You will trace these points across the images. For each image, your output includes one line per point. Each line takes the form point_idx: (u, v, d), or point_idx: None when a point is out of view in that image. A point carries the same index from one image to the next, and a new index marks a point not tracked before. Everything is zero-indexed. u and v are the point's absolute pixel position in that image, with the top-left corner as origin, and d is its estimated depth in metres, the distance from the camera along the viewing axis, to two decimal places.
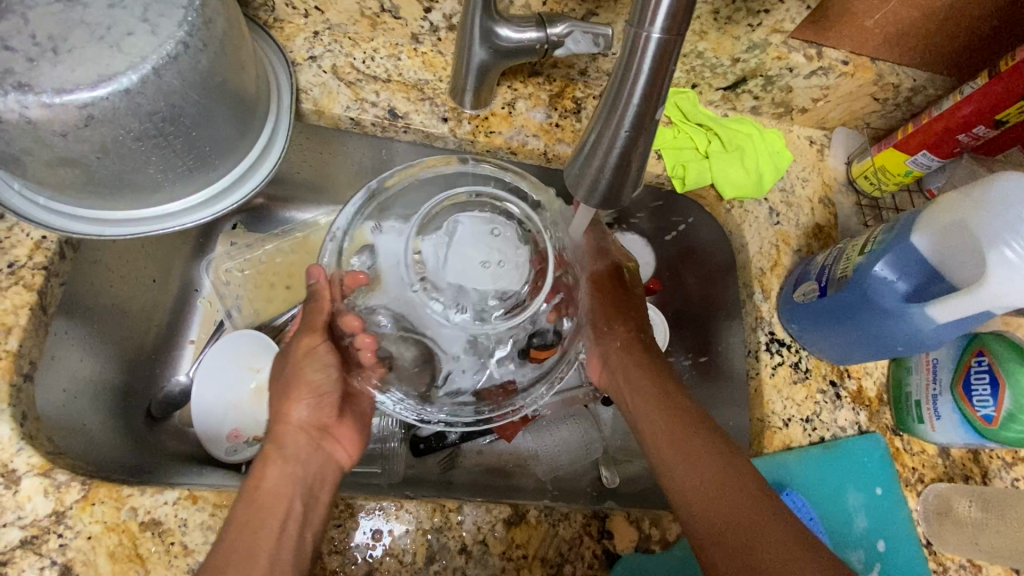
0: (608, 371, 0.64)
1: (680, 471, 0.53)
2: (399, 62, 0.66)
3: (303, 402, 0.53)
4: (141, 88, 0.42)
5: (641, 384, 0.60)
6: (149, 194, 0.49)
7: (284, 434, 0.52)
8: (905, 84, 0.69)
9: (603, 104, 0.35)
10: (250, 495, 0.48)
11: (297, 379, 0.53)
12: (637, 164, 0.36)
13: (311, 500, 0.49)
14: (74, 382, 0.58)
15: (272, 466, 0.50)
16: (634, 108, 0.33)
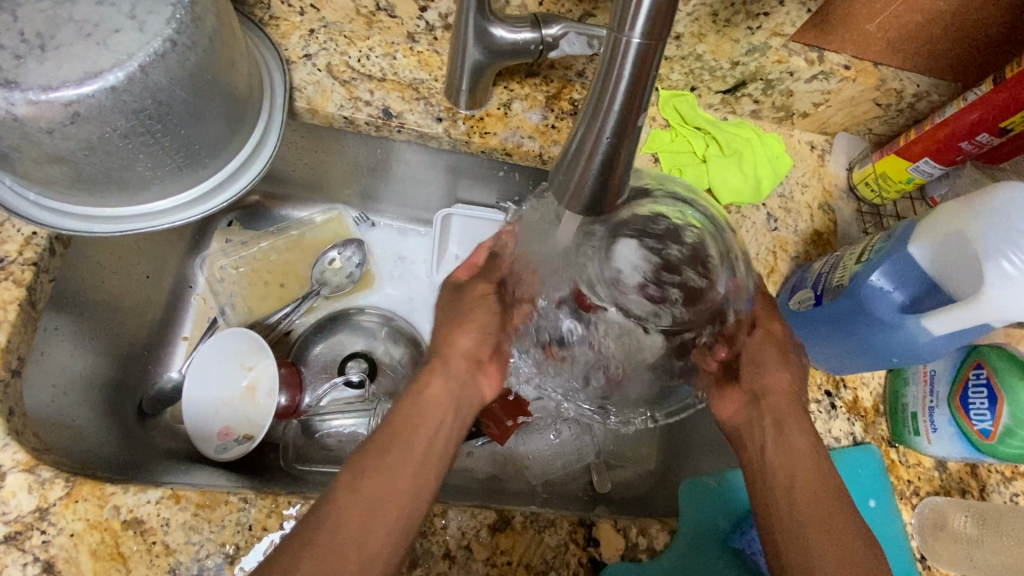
0: (751, 409, 0.57)
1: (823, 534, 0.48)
2: (394, 61, 0.66)
3: (469, 334, 0.56)
4: (127, 86, 0.42)
5: (790, 439, 0.54)
6: (138, 192, 0.49)
7: (450, 356, 0.55)
8: (908, 89, 0.68)
9: (585, 110, 0.34)
10: (415, 397, 0.53)
11: (469, 315, 0.56)
12: (621, 172, 0.35)
13: (457, 418, 0.54)
14: (63, 378, 0.58)
15: (439, 377, 0.54)
16: (616, 115, 0.33)
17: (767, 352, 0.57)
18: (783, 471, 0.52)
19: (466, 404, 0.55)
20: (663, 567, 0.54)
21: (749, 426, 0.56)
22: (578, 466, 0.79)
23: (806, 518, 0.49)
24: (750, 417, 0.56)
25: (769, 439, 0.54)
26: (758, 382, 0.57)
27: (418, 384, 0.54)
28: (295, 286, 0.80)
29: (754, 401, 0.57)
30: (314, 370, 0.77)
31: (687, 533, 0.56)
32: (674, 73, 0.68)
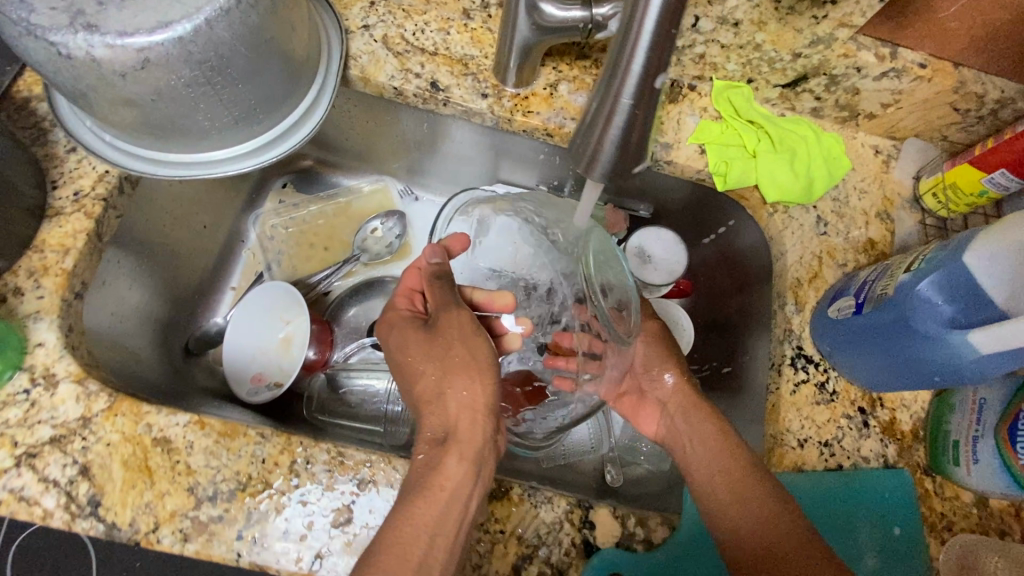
0: (664, 416, 0.64)
1: (730, 502, 0.53)
2: (447, 36, 0.67)
3: (457, 385, 0.53)
4: (193, 37, 0.45)
5: (696, 420, 0.61)
6: (199, 141, 0.53)
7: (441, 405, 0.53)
8: (990, 94, 0.62)
9: (604, 74, 0.35)
10: (428, 469, 0.49)
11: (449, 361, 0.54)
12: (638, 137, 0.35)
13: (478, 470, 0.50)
14: (120, 308, 0.64)
15: (450, 455, 0.49)
16: (634, 73, 0.33)
17: (649, 358, 0.66)
18: (695, 454, 0.58)
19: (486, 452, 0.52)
20: (657, 562, 0.53)
21: (669, 432, 0.63)
22: (591, 457, 0.79)
23: (717, 490, 0.54)
24: (666, 424, 0.63)
25: (682, 438, 0.61)
26: (657, 391, 0.65)
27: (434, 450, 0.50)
28: (338, 250, 0.84)
29: (665, 409, 0.64)
30: (345, 331, 0.80)
31: (687, 531, 0.54)
32: (731, 63, 0.65)
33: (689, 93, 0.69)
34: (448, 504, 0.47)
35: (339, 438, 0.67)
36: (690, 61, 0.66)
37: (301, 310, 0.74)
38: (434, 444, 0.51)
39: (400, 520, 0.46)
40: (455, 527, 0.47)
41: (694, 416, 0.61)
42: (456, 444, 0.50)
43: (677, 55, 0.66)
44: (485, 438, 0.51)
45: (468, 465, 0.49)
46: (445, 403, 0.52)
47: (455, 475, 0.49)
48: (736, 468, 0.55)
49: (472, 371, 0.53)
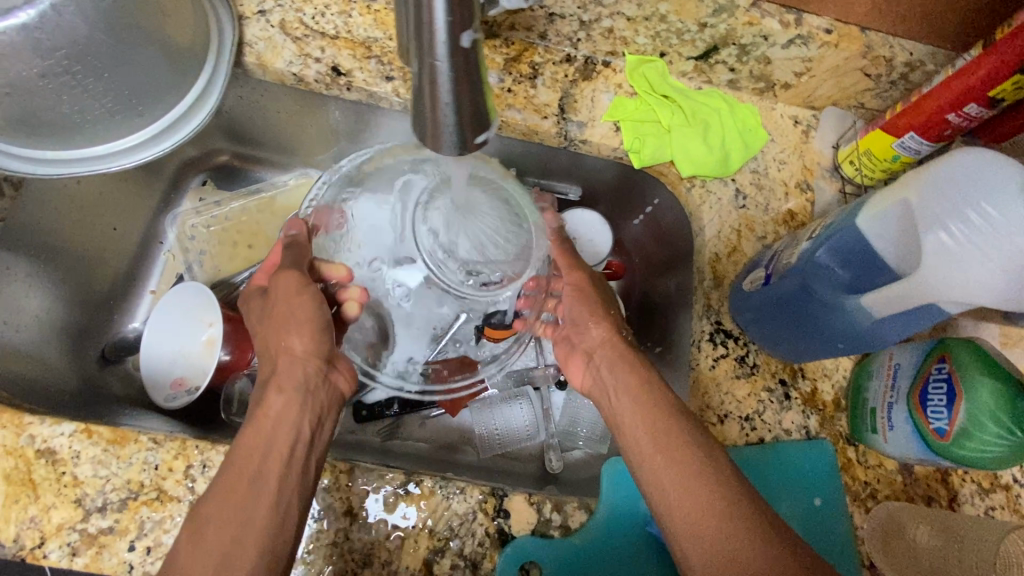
0: (591, 365, 0.59)
1: (658, 454, 0.49)
2: (349, 19, 0.64)
3: (300, 335, 0.52)
4: (40, 25, 0.43)
5: (620, 368, 0.56)
6: (72, 136, 0.51)
7: (286, 365, 0.52)
8: (899, 57, 0.61)
9: (414, 33, 0.29)
10: (256, 425, 0.48)
11: (286, 314, 0.53)
12: (472, 97, 0.30)
13: (319, 422, 0.51)
14: (16, 316, 0.62)
15: (274, 398, 0.50)
16: (441, 27, 0.27)
17: (582, 310, 0.61)
18: (631, 410, 0.52)
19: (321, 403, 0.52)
20: (574, 546, 0.52)
21: (593, 381, 0.58)
22: (530, 446, 0.77)
23: (647, 447, 0.50)
24: (591, 374, 0.58)
25: (610, 390, 0.55)
26: (584, 342, 0.60)
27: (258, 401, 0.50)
28: (262, 247, 0.80)
29: (590, 358, 0.59)
30: None
31: (604, 512, 0.54)
32: (640, 37, 0.64)
33: (603, 69, 0.68)
34: (266, 459, 0.46)
35: None
36: (600, 36, 0.65)
37: (218, 309, 0.70)
38: (271, 380, 0.51)
39: (239, 456, 0.46)
40: (296, 487, 0.46)
41: (619, 366, 0.56)
42: (281, 381, 0.51)
43: (585, 30, 0.64)
44: (310, 377, 0.52)
45: (299, 399, 0.50)
46: (289, 352, 0.52)
47: (299, 426, 0.49)
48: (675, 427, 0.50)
49: (312, 326, 0.53)
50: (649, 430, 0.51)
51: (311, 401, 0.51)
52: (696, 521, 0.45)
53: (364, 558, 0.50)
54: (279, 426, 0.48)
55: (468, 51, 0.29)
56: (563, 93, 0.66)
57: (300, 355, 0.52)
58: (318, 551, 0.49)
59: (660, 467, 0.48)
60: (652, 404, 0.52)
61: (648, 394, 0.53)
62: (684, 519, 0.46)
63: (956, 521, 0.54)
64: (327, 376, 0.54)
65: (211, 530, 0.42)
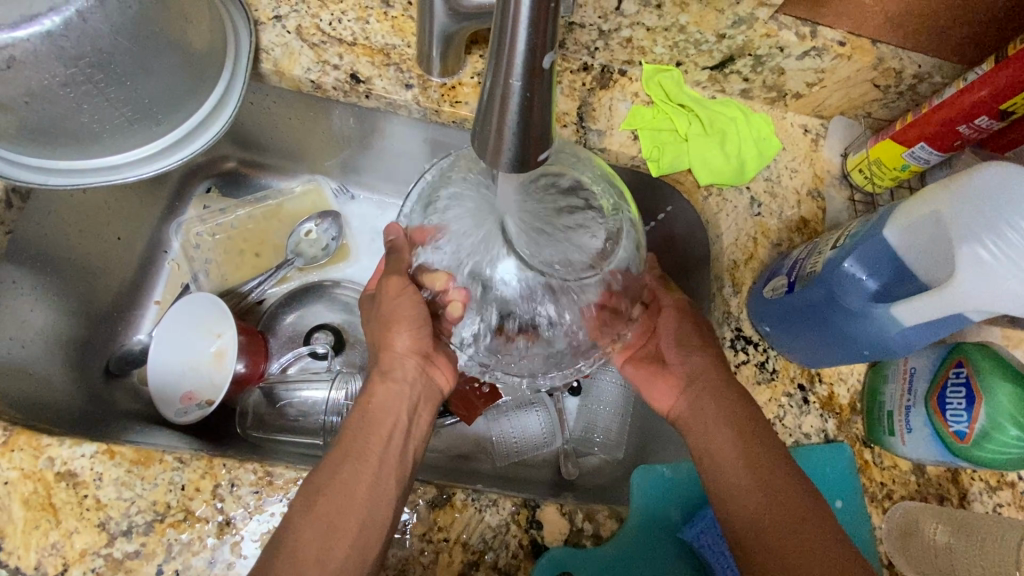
0: (687, 390, 0.58)
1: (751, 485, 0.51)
2: (367, 25, 0.64)
3: (403, 333, 0.56)
4: (64, 32, 0.42)
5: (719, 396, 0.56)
6: (88, 145, 0.49)
7: (391, 360, 0.56)
8: (908, 69, 0.63)
9: (489, 56, 0.31)
10: (363, 410, 0.54)
11: (394, 314, 0.55)
12: (542, 118, 0.31)
13: (414, 417, 0.56)
14: (21, 331, 0.59)
15: (378, 386, 0.56)
16: (521, 54, 0.29)
17: (680, 332, 0.60)
18: (727, 446, 0.53)
19: (423, 402, 0.57)
20: (608, 555, 0.52)
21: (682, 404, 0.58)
22: (544, 453, 0.77)
23: (739, 475, 0.52)
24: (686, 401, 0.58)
25: (705, 422, 0.55)
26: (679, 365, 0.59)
27: (365, 395, 0.55)
28: (271, 255, 0.78)
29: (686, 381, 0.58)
30: (281, 341, 0.76)
31: (634, 520, 0.54)
32: (658, 47, 0.64)
33: (620, 78, 0.68)
34: (369, 439, 0.51)
35: (282, 455, 0.63)
36: (618, 45, 0.65)
37: (229, 320, 0.68)
38: (376, 368, 0.57)
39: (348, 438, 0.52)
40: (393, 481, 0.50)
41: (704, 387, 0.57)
42: (388, 372, 0.56)
43: (604, 40, 0.64)
44: (416, 378, 0.57)
45: (399, 389, 0.56)
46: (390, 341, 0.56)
47: (400, 411, 0.55)
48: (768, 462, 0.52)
49: (411, 324, 0.55)
50: (741, 465, 0.52)
51: (409, 394, 0.56)
52: (791, 552, 0.47)
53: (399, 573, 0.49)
54: (386, 414, 0.54)
55: (543, 72, 0.30)
56: (581, 102, 0.67)
57: (405, 347, 0.56)
58: None
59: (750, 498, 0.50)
60: (752, 441, 0.53)
61: (740, 426, 0.54)
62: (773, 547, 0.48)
63: (975, 521, 0.55)
64: (426, 372, 0.58)
65: (311, 527, 0.45)
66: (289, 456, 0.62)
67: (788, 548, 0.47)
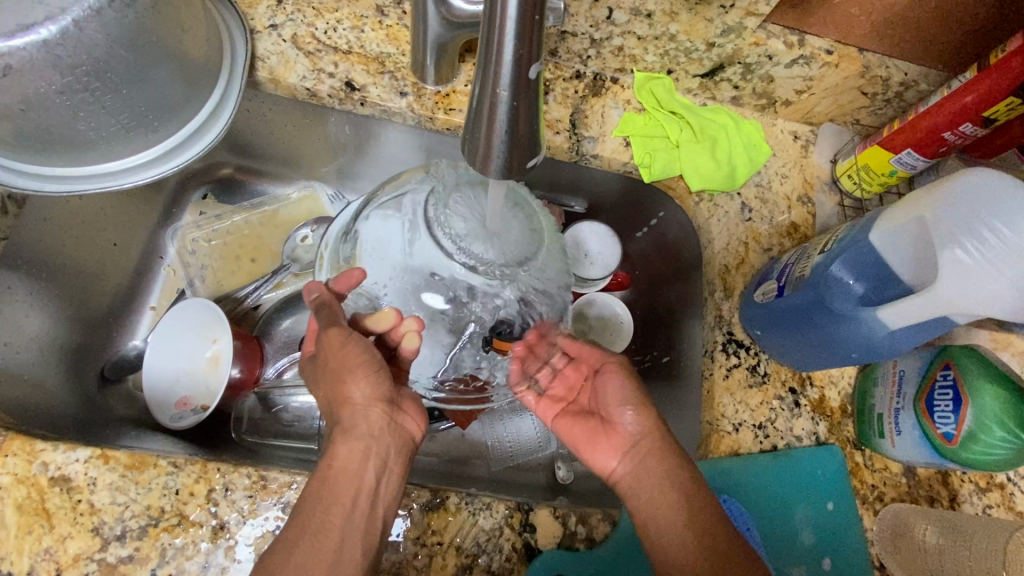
0: (630, 458, 0.55)
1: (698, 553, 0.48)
2: (361, 34, 0.64)
3: (362, 381, 0.50)
4: (61, 40, 0.43)
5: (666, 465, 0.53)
6: (85, 152, 0.49)
7: (352, 414, 0.50)
8: (894, 77, 0.64)
9: (478, 65, 0.31)
10: (323, 475, 0.47)
11: (348, 363, 0.50)
12: (529, 126, 0.32)
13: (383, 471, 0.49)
14: (15, 337, 0.60)
15: (340, 448, 0.49)
16: (508, 63, 0.30)
17: (612, 399, 0.57)
18: (670, 514, 0.50)
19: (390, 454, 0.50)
20: (600, 558, 0.52)
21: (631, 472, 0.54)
22: (539, 457, 0.77)
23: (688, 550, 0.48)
24: (630, 468, 0.54)
25: (653, 492, 0.52)
26: (616, 435, 0.56)
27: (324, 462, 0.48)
28: (267, 261, 0.78)
29: (625, 450, 0.55)
30: (278, 347, 0.75)
31: (628, 527, 0.54)
32: (649, 55, 0.65)
33: (612, 86, 0.69)
34: (329, 509, 0.46)
35: (276, 460, 0.63)
36: (610, 54, 0.66)
37: (224, 326, 0.68)
38: (335, 426, 0.50)
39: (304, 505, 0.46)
40: (360, 546, 0.45)
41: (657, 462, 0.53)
42: (348, 427, 0.49)
43: (596, 48, 0.65)
44: (382, 427, 0.51)
45: (364, 446, 0.49)
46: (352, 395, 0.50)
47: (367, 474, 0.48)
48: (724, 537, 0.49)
49: (366, 369, 0.50)
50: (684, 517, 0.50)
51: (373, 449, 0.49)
52: None
53: None
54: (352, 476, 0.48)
55: (530, 82, 0.31)
56: (574, 109, 0.68)
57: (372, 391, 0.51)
58: None
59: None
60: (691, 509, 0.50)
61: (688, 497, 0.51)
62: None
63: (963, 522, 0.55)
64: (392, 420, 0.52)
65: None
66: (282, 462, 0.62)
67: None
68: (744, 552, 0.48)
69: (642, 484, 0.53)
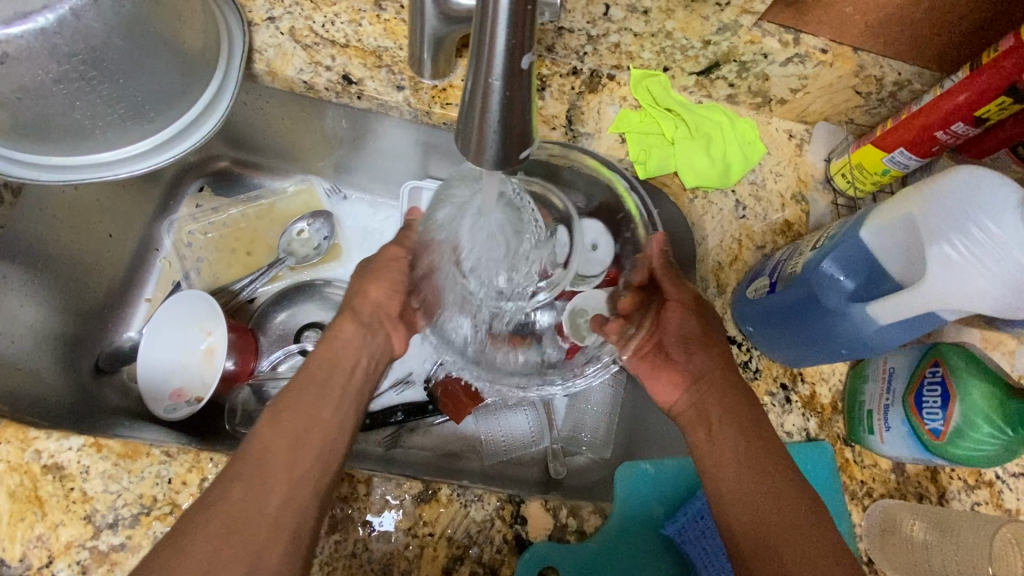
0: (692, 387, 0.57)
1: (740, 468, 0.51)
2: (359, 28, 0.65)
3: (380, 286, 0.61)
4: (58, 29, 0.43)
5: (729, 395, 0.55)
6: (81, 141, 0.49)
7: (359, 306, 0.60)
8: (888, 77, 0.65)
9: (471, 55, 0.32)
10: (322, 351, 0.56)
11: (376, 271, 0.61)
12: (523, 117, 0.32)
13: (363, 374, 0.57)
14: (12, 326, 0.60)
15: (345, 327, 0.58)
16: (501, 52, 0.30)
17: (687, 329, 0.58)
18: (725, 438, 0.53)
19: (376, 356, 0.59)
20: (591, 551, 0.52)
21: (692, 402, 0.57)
22: (533, 451, 0.77)
23: (730, 468, 0.52)
24: (691, 399, 0.57)
25: (709, 420, 0.55)
26: (691, 364, 0.58)
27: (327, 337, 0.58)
28: (262, 254, 0.78)
29: (691, 379, 0.58)
30: (272, 340, 0.76)
31: (618, 518, 0.55)
32: (645, 52, 0.66)
33: (608, 83, 0.69)
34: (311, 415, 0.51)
35: None
36: (606, 50, 0.66)
37: (219, 318, 0.68)
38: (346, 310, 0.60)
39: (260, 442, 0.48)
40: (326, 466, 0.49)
41: (718, 391, 0.56)
42: (355, 313, 0.59)
43: (592, 45, 0.66)
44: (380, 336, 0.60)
45: (360, 337, 0.58)
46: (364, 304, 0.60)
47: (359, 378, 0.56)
48: (769, 464, 0.51)
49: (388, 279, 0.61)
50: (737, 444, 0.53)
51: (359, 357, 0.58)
52: (775, 540, 0.48)
53: (383, 568, 0.49)
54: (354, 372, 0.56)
55: (523, 71, 0.31)
56: (570, 105, 0.68)
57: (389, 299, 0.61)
58: (337, 564, 0.49)
59: (741, 494, 0.51)
60: (744, 443, 0.53)
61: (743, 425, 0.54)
62: (749, 536, 0.49)
63: (951, 517, 0.57)
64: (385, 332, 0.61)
65: (211, 523, 0.43)
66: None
67: (770, 528, 0.48)
68: (782, 471, 0.51)
69: (705, 409, 0.55)
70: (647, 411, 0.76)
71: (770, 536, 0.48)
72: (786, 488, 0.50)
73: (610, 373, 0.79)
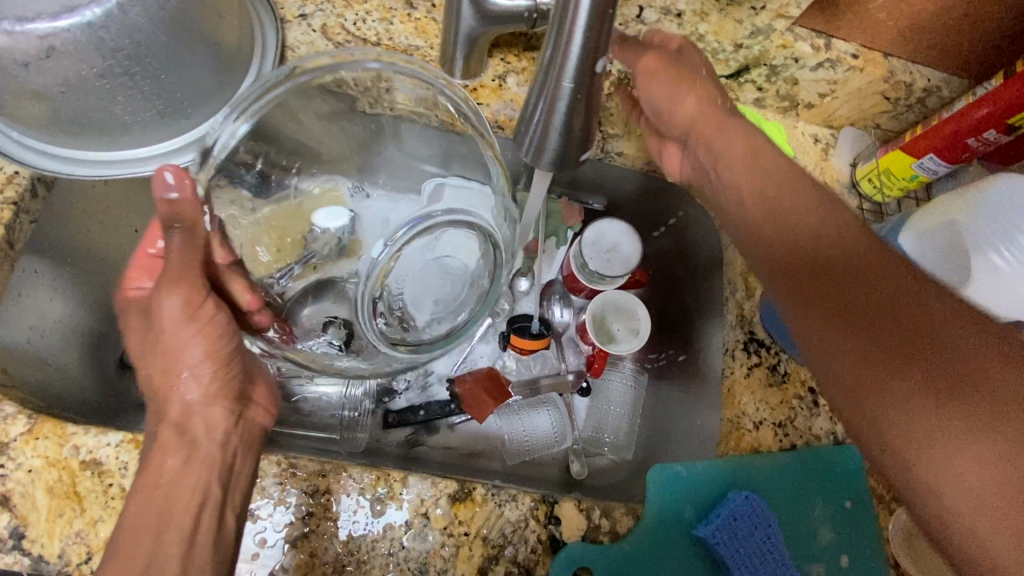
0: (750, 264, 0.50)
1: (798, 303, 0.44)
2: (390, 26, 0.64)
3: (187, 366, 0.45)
4: (105, 23, 0.42)
5: (832, 258, 0.43)
6: (120, 136, 0.50)
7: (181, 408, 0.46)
8: (918, 83, 0.65)
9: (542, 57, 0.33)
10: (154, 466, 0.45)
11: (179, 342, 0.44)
12: (585, 122, 0.34)
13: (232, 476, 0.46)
14: (40, 320, 0.60)
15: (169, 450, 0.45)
16: (573, 58, 0.31)
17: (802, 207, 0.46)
18: (781, 287, 0.46)
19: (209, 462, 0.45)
20: (624, 552, 0.53)
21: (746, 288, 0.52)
22: (553, 452, 0.76)
23: (802, 333, 0.44)
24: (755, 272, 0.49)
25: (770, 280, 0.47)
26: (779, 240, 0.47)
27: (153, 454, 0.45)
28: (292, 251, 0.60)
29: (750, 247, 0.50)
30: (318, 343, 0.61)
31: (649, 520, 0.55)
32: None
33: None
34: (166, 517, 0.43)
35: (300, 450, 0.64)
36: None
37: None
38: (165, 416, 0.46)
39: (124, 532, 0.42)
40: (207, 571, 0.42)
41: (782, 194, 0.47)
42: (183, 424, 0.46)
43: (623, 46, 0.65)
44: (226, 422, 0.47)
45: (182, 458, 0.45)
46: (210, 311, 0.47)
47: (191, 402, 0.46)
48: (898, 348, 0.38)
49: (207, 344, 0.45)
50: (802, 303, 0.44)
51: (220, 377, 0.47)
52: (856, 388, 0.40)
53: (419, 567, 0.49)
54: (169, 391, 0.46)
55: (591, 75, 0.32)
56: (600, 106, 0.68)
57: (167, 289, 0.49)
58: (373, 563, 0.49)
59: (829, 370, 0.42)
60: (883, 351, 0.39)
61: (812, 273, 0.44)
62: (851, 413, 0.40)
63: None
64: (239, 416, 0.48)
65: None
66: (306, 451, 0.63)
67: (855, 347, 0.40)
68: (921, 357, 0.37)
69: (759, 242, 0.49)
70: (671, 413, 0.76)
71: (872, 350, 0.39)
72: (908, 393, 0.37)
73: (633, 374, 0.79)
